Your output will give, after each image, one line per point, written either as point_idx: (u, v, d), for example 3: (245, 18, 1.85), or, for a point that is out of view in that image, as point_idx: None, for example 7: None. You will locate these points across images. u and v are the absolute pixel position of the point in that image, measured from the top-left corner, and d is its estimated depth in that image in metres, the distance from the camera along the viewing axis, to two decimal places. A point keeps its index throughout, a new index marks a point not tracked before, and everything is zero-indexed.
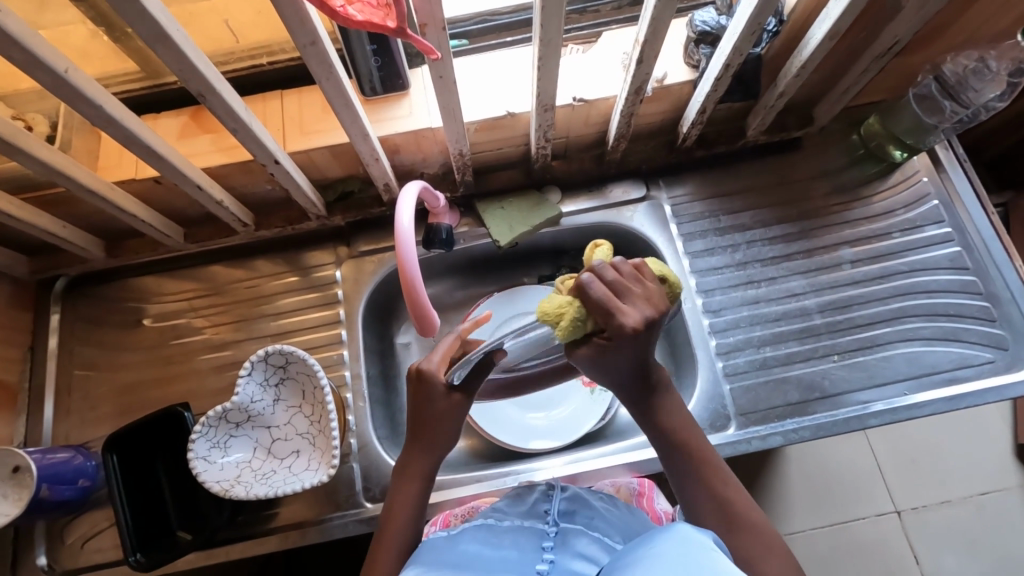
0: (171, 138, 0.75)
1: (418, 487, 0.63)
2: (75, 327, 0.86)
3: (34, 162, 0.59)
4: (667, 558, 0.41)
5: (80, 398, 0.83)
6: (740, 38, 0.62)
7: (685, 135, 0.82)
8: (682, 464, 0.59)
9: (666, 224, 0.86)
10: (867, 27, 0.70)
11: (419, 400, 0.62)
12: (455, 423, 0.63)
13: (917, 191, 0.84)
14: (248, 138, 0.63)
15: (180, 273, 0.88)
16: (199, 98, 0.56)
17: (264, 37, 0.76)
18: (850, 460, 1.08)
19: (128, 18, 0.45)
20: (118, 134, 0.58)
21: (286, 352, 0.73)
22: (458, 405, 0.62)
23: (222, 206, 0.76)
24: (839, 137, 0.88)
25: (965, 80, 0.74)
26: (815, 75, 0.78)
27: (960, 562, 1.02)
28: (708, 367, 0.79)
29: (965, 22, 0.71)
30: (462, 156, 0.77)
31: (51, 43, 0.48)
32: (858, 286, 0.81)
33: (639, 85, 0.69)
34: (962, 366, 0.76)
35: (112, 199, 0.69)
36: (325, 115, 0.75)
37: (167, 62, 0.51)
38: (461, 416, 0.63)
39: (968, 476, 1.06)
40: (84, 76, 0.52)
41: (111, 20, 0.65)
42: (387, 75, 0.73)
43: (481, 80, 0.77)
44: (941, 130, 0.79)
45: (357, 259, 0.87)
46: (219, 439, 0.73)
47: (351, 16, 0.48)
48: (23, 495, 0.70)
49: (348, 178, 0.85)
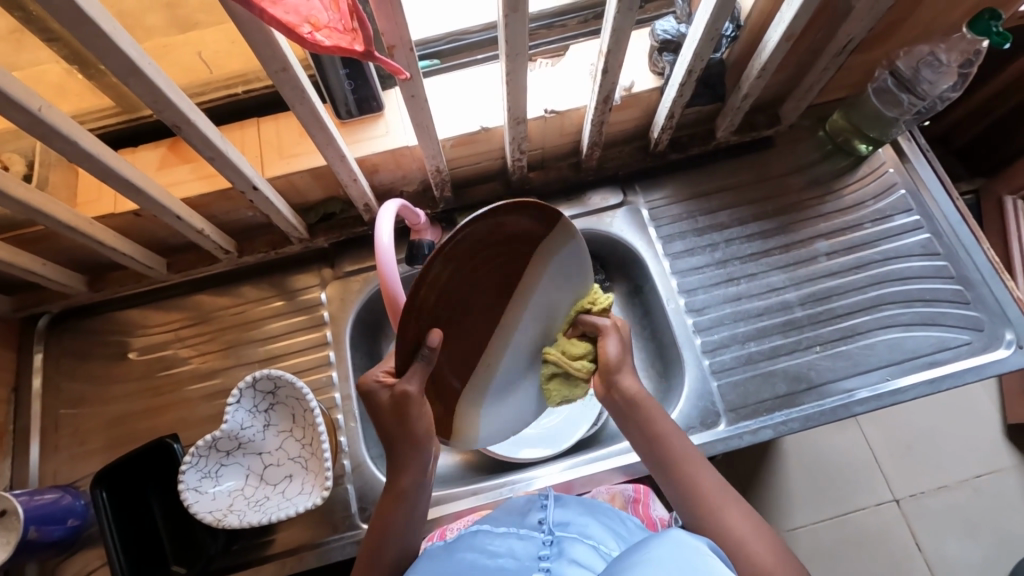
0: (150, 169, 0.75)
1: (401, 508, 0.60)
2: (59, 364, 0.85)
3: (12, 202, 0.59)
4: (659, 559, 0.41)
5: (67, 435, 0.82)
6: (701, 44, 0.65)
7: (657, 140, 0.84)
8: (661, 466, 0.61)
9: (644, 228, 0.88)
10: (823, 27, 0.72)
11: (379, 413, 0.57)
12: (415, 414, 0.56)
13: (885, 182, 0.87)
14: (226, 166, 0.64)
15: (165, 304, 0.88)
16: (175, 129, 0.57)
17: (239, 66, 0.77)
18: (846, 450, 1.09)
19: (102, 54, 0.46)
20: (95, 169, 0.58)
21: (274, 376, 0.73)
22: (405, 396, 0.55)
23: (203, 234, 0.76)
24: (807, 133, 0.91)
25: (919, 72, 0.77)
26: (777, 76, 0.80)
27: (959, 545, 1.03)
28: (695, 365, 0.80)
29: (916, 18, 0.74)
30: (440, 172, 0.78)
31: (24, 83, 0.49)
32: (835, 277, 0.83)
33: (607, 94, 0.71)
34: (942, 349, 0.78)
35: (92, 233, 0.69)
36: (302, 139, 0.76)
37: (140, 96, 0.52)
38: (416, 404, 0.56)
39: (963, 459, 1.07)
40: (59, 114, 0.52)
41: (85, 57, 0.67)
42: (362, 98, 0.74)
43: (455, 98, 0.78)
44: (902, 122, 0.82)
45: (343, 280, 0.87)
46: (210, 469, 0.73)
47: (319, 42, 0.48)
48: (12, 539, 0.70)
49: (329, 200, 0.85)
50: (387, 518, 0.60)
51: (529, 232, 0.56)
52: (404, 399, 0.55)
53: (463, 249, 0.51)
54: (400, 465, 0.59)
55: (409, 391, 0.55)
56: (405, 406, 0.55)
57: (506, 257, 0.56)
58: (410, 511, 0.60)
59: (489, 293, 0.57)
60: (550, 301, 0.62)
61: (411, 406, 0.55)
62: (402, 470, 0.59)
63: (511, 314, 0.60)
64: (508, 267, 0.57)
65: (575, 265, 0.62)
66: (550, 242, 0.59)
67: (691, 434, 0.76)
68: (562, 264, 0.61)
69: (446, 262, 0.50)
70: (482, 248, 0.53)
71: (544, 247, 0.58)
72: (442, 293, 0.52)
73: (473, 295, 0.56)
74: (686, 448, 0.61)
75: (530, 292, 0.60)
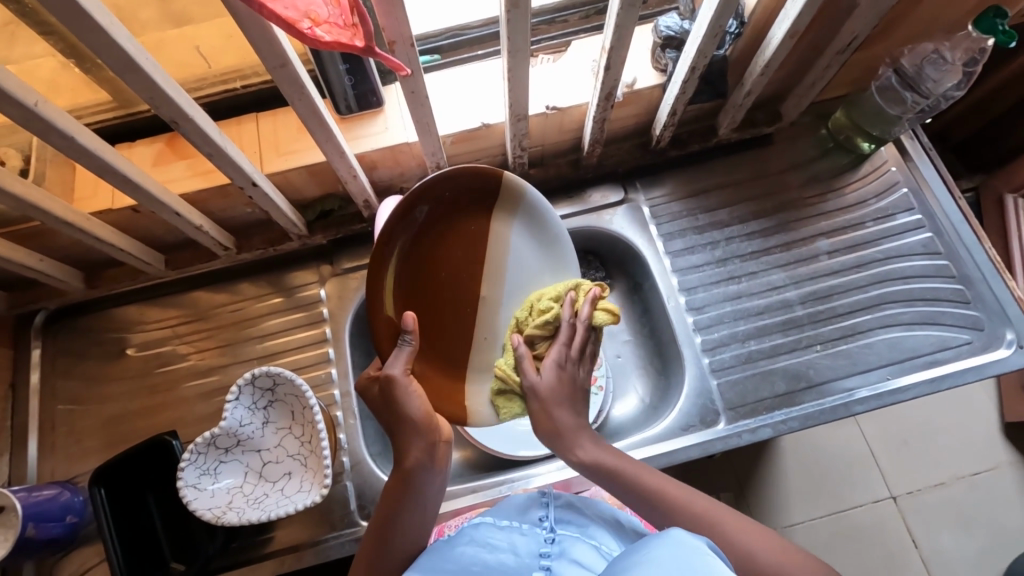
0: (147, 165, 0.75)
1: (405, 492, 0.57)
2: (57, 360, 0.85)
3: (8, 198, 0.58)
4: (661, 561, 0.40)
5: (65, 432, 0.82)
6: (704, 41, 0.64)
7: (659, 137, 0.84)
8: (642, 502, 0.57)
9: (645, 226, 0.88)
10: (827, 24, 0.72)
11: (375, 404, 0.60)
12: (403, 394, 0.58)
13: (887, 180, 0.87)
14: (224, 161, 0.63)
15: (162, 301, 0.87)
16: (172, 125, 0.56)
17: (236, 61, 0.76)
18: (844, 447, 1.09)
19: (98, 49, 0.46)
20: (92, 164, 0.58)
21: (273, 374, 0.73)
22: (391, 378, 0.59)
23: (201, 230, 0.75)
24: (809, 130, 0.90)
25: (922, 70, 0.77)
26: (779, 73, 0.80)
27: (955, 542, 1.03)
28: (695, 364, 0.80)
29: (920, 15, 0.74)
30: (440, 169, 0.78)
31: (20, 78, 0.48)
32: (836, 276, 0.83)
33: (609, 91, 0.70)
34: (942, 348, 0.78)
35: (89, 229, 0.69)
36: (300, 135, 0.76)
37: (137, 91, 0.51)
38: (402, 386, 0.58)
39: (960, 456, 1.07)
40: (55, 109, 0.52)
41: (81, 51, 0.66)
42: (362, 93, 0.74)
43: (455, 94, 0.78)
44: (905, 121, 0.81)
45: (341, 277, 0.86)
46: (209, 466, 0.72)
47: (319, 38, 0.47)
48: (10, 536, 0.70)
49: (327, 197, 0.85)
50: (394, 504, 0.57)
51: (480, 199, 0.67)
52: (390, 381, 0.58)
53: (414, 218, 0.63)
54: (403, 442, 0.57)
55: (391, 373, 0.59)
56: (392, 387, 0.58)
57: (468, 225, 0.67)
58: (416, 494, 0.57)
59: (462, 264, 0.67)
60: (528, 266, 0.70)
61: (396, 387, 0.58)
62: (407, 446, 0.57)
63: (492, 281, 0.68)
64: (470, 237, 0.67)
65: (540, 228, 0.70)
66: (503, 205, 0.68)
67: (691, 432, 0.76)
68: (525, 229, 0.70)
69: (400, 237, 0.63)
70: (437, 221, 0.65)
71: (500, 210, 0.68)
72: (408, 266, 0.64)
73: (445, 268, 0.66)
74: (661, 483, 0.57)
75: (501, 258, 0.68)
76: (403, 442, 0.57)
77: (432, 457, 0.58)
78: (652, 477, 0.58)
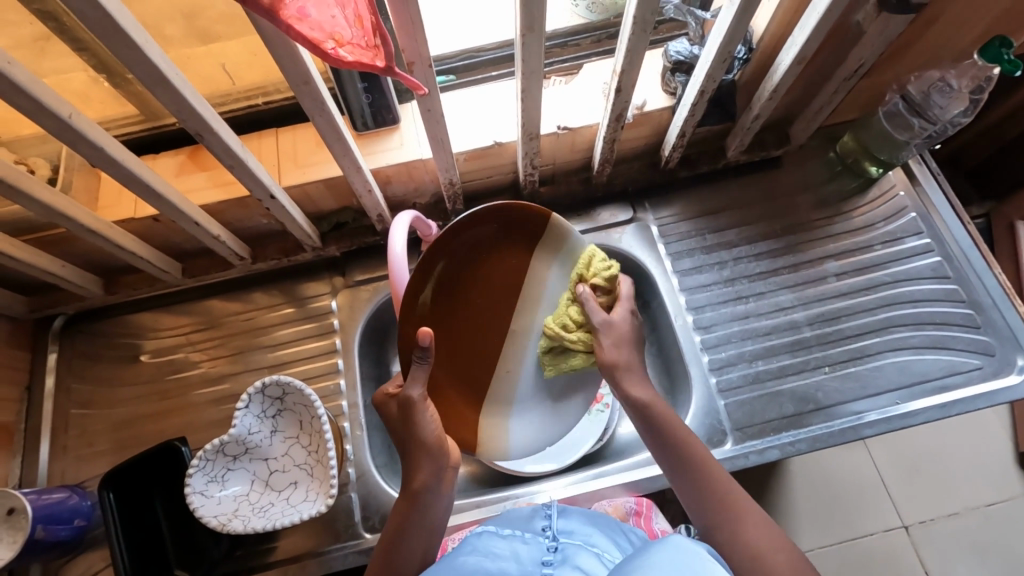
0: (169, 175, 0.77)
1: (416, 509, 0.58)
2: (72, 364, 0.86)
3: (37, 204, 0.61)
4: (660, 561, 0.43)
5: (76, 436, 0.83)
6: (713, 65, 0.66)
7: (668, 158, 0.85)
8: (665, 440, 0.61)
9: (653, 244, 0.88)
10: (834, 52, 0.73)
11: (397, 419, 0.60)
12: (419, 419, 0.58)
13: (895, 205, 0.87)
14: (244, 174, 0.66)
15: (178, 308, 0.89)
16: (197, 138, 0.58)
17: (259, 78, 0.79)
18: (854, 474, 1.08)
19: (131, 63, 0.48)
20: (118, 174, 0.60)
21: (282, 383, 0.74)
22: (410, 401, 0.58)
23: (219, 240, 0.77)
24: (817, 154, 0.91)
25: (930, 97, 0.77)
26: (788, 98, 0.81)
27: (969, 575, 1.01)
28: (702, 384, 0.80)
29: (926, 45, 0.75)
30: (453, 185, 0.79)
31: (55, 90, 0.51)
32: (844, 298, 0.83)
33: (619, 112, 0.72)
34: (951, 373, 0.77)
35: (111, 237, 0.71)
36: (319, 149, 0.78)
37: (166, 105, 0.54)
38: (418, 410, 0.58)
39: (974, 486, 1.06)
40: (87, 121, 0.54)
41: (113, 66, 0.69)
42: (378, 110, 0.76)
43: (469, 112, 0.80)
44: (912, 146, 0.82)
45: (353, 289, 0.88)
46: (217, 473, 0.73)
47: (342, 58, 0.49)
48: (18, 538, 0.70)
49: (342, 209, 0.87)
50: (401, 520, 0.58)
51: (518, 235, 0.66)
52: (407, 403, 0.58)
53: (452, 251, 0.63)
54: (421, 463, 0.58)
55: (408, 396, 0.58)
56: (409, 411, 0.58)
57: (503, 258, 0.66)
58: (424, 514, 0.58)
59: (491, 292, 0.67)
60: None
61: (414, 411, 0.58)
62: (418, 467, 0.59)
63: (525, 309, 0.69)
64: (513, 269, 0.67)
65: None
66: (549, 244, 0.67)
67: None
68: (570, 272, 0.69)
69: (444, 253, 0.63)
70: (470, 255, 0.65)
71: (543, 247, 0.67)
72: (444, 282, 0.64)
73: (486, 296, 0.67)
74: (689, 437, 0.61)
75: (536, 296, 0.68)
76: (420, 464, 0.58)
77: (441, 481, 0.59)
78: (704, 461, 0.60)
